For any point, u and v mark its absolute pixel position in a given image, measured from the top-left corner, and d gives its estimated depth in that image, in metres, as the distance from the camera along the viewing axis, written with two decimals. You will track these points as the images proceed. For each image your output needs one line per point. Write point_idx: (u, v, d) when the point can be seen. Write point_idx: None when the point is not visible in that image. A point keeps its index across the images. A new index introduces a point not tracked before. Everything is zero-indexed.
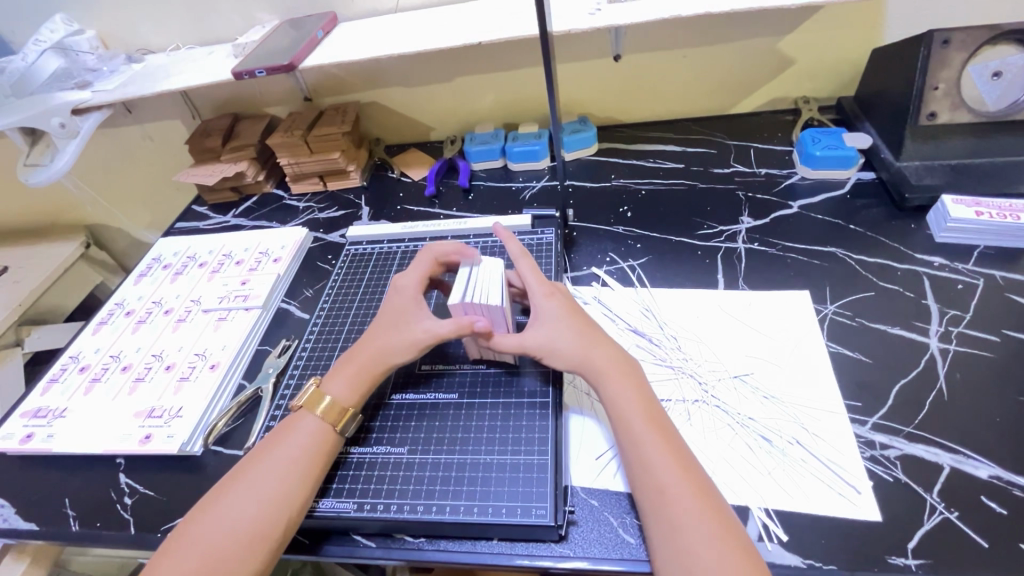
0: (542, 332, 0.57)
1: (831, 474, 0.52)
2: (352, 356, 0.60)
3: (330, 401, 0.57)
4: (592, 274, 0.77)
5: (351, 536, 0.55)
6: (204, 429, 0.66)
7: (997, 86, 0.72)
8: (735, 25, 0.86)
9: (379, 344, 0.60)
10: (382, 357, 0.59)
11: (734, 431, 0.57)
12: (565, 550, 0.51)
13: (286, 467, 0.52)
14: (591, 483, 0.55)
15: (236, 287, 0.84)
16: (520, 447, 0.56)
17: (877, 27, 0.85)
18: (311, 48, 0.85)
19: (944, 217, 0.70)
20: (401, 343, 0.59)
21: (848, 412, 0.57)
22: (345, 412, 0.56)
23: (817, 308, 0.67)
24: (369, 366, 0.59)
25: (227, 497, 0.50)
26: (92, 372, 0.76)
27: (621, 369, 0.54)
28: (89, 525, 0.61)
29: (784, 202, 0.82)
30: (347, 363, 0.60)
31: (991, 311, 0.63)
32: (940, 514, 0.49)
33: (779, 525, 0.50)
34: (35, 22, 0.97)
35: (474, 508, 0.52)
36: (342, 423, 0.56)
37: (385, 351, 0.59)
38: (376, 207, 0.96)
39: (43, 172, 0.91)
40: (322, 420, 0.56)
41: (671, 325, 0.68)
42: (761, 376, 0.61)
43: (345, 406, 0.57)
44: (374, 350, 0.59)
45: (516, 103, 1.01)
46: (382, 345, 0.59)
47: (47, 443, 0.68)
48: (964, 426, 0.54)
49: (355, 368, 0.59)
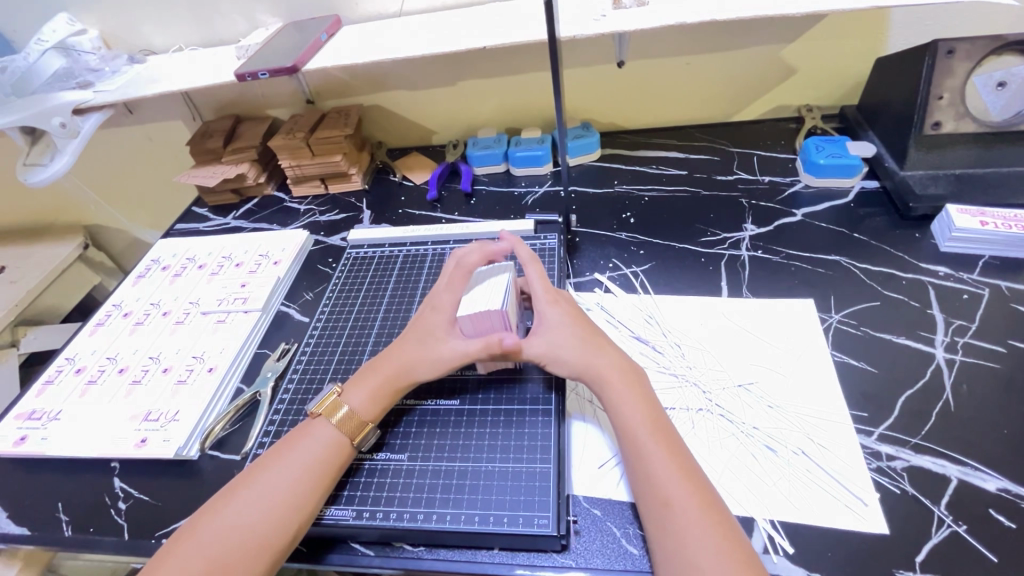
0: (540, 339, 0.57)
1: (836, 485, 0.52)
2: (374, 367, 0.59)
3: (348, 411, 0.55)
4: (595, 280, 0.77)
5: (351, 545, 0.54)
6: (201, 434, 0.65)
7: (1002, 96, 0.72)
8: (739, 33, 0.86)
9: (408, 359, 0.59)
10: (411, 374, 0.58)
11: (739, 440, 0.56)
12: (567, 560, 0.50)
13: (298, 475, 0.51)
14: (593, 492, 0.54)
15: (235, 289, 0.83)
16: (522, 455, 0.56)
17: (880, 35, 0.85)
18: (315, 51, 0.85)
19: (948, 226, 0.70)
20: (429, 362, 0.58)
21: (854, 422, 0.56)
22: (363, 426, 0.56)
23: (822, 317, 0.66)
24: (396, 380, 0.58)
25: (234, 502, 0.50)
26: (87, 374, 0.75)
27: (618, 381, 0.53)
28: (82, 531, 0.60)
29: (787, 210, 0.82)
30: (372, 372, 0.59)
31: (998, 321, 0.63)
32: (948, 527, 0.48)
33: (783, 537, 0.49)
34: (38, 21, 0.97)
35: (475, 517, 0.51)
36: (361, 436, 0.55)
37: (413, 367, 0.58)
38: (378, 210, 0.96)
39: (42, 172, 0.90)
40: (338, 430, 0.55)
41: (674, 332, 0.67)
42: (765, 385, 0.60)
43: (363, 419, 0.56)
44: (399, 365, 0.59)
45: (519, 108, 1.01)
46: (410, 360, 0.59)
47: (41, 445, 0.67)
48: (971, 436, 0.53)
49: (378, 381, 0.58)
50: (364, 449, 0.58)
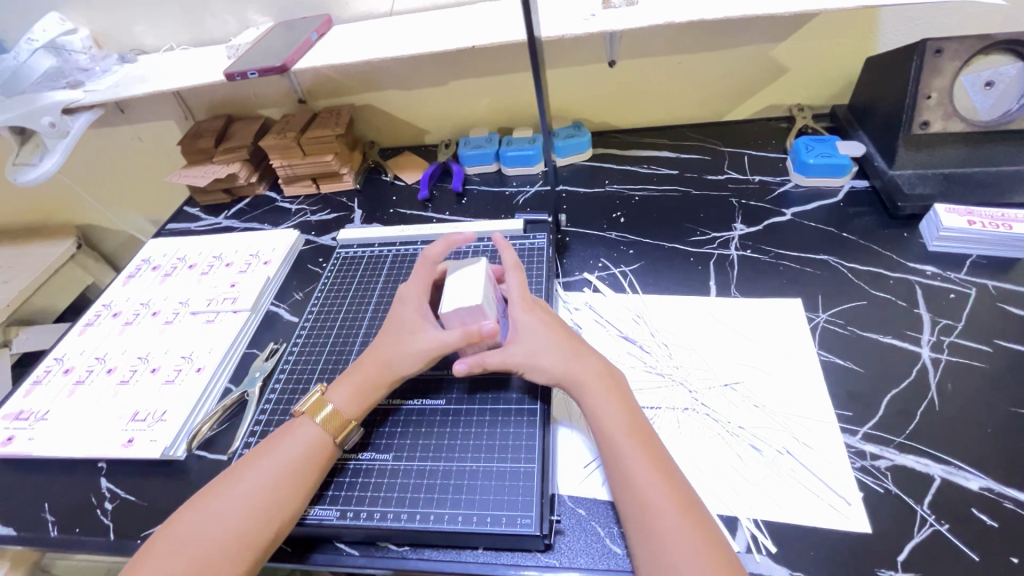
0: (518, 348, 0.57)
1: (820, 484, 0.52)
2: (357, 365, 0.59)
3: (332, 410, 0.55)
4: (584, 280, 0.77)
5: (336, 545, 0.54)
6: (188, 433, 0.65)
7: (989, 96, 0.72)
8: (729, 32, 0.86)
9: (387, 354, 0.58)
10: (391, 370, 0.58)
11: (723, 440, 0.56)
12: (551, 560, 0.50)
13: (282, 474, 0.51)
14: (578, 492, 0.54)
15: (225, 289, 0.83)
16: (507, 454, 0.56)
17: (871, 34, 0.85)
18: (304, 50, 0.84)
19: (936, 226, 0.70)
20: (407, 355, 0.57)
21: (839, 421, 0.56)
22: (347, 424, 0.55)
23: (809, 317, 0.66)
24: (377, 376, 0.58)
25: (217, 500, 0.49)
26: (76, 374, 0.75)
27: (598, 385, 0.53)
28: (68, 531, 0.60)
29: (777, 210, 0.82)
30: (352, 372, 0.59)
31: (984, 320, 0.63)
32: (930, 526, 0.48)
33: (766, 536, 0.49)
34: (29, 20, 0.97)
35: (458, 517, 0.51)
36: (343, 434, 0.55)
37: (393, 361, 0.58)
38: (368, 210, 0.96)
39: (31, 172, 0.90)
40: (322, 428, 0.54)
41: (662, 332, 0.67)
42: (751, 384, 0.60)
43: (347, 417, 0.56)
44: (380, 362, 0.58)
45: (511, 108, 1.01)
46: (389, 356, 0.58)
47: (28, 445, 0.67)
48: (955, 436, 0.53)
49: (360, 377, 0.58)
50: (350, 448, 0.58)
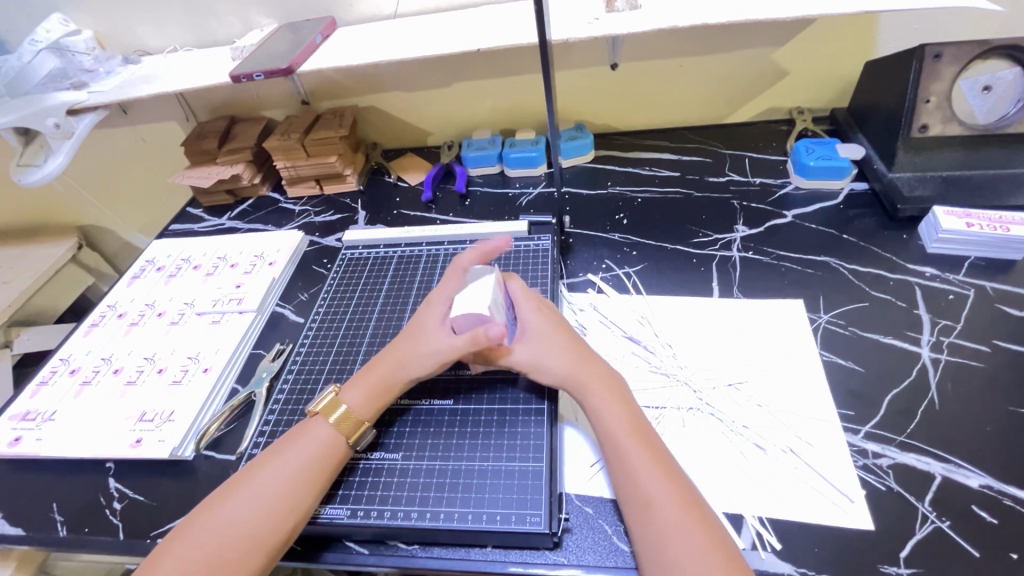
0: (524, 350, 0.57)
1: (823, 482, 0.53)
2: (371, 366, 0.60)
3: (345, 411, 0.56)
4: (588, 281, 0.77)
5: (346, 543, 0.55)
6: (196, 433, 0.65)
7: (987, 100, 0.73)
8: (731, 35, 0.87)
9: (400, 355, 0.59)
10: (402, 372, 0.58)
11: (729, 439, 0.57)
12: (560, 557, 0.51)
13: (293, 474, 0.52)
14: (585, 490, 0.55)
15: (230, 290, 0.83)
16: (515, 454, 0.56)
17: (870, 38, 0.86)
18: (310, 52, 0.85)
19: (935, 228, 0.71)
20: (419, 358, 0.58)
21: (841, 421, 0.57)
22: (359, 425, 0.56)
23: (811, 317, 0.67)
24: (389, 378, 0.58)
25: (229, 500, 0.50)
26: (82, 375, 0.76)
27: (603, 386, 0.54)
28: (77, 531, 0.60)
29: (779, 211, 0.83)
30: (367, 373, 0.59)
31: (982, 320, 0.64)
32: (932, 523, 0.49)
33: (771, 533, 0.50)
34: (31, 21, 0.97)
35: (468, 515, 0.52)
36: (356, 435, 0.56)
37: (405, 364, 0.58)
38: (372, 211, 0.96)
39: (35, 172, 0.90)
40: (334, 429, 0.55)
41: (666, 332, 0.68)
42: (754, 384, 0.61)
43: (359, 418, 0.56)
44: (393, 363, 0.59)
45: (515, 109, 1.01)
46: (404, 357, 0.59)
47: (36, 446, 0.67)
48: (954, 434, 0.55)
49: (372, 379, 0.58)
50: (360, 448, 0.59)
